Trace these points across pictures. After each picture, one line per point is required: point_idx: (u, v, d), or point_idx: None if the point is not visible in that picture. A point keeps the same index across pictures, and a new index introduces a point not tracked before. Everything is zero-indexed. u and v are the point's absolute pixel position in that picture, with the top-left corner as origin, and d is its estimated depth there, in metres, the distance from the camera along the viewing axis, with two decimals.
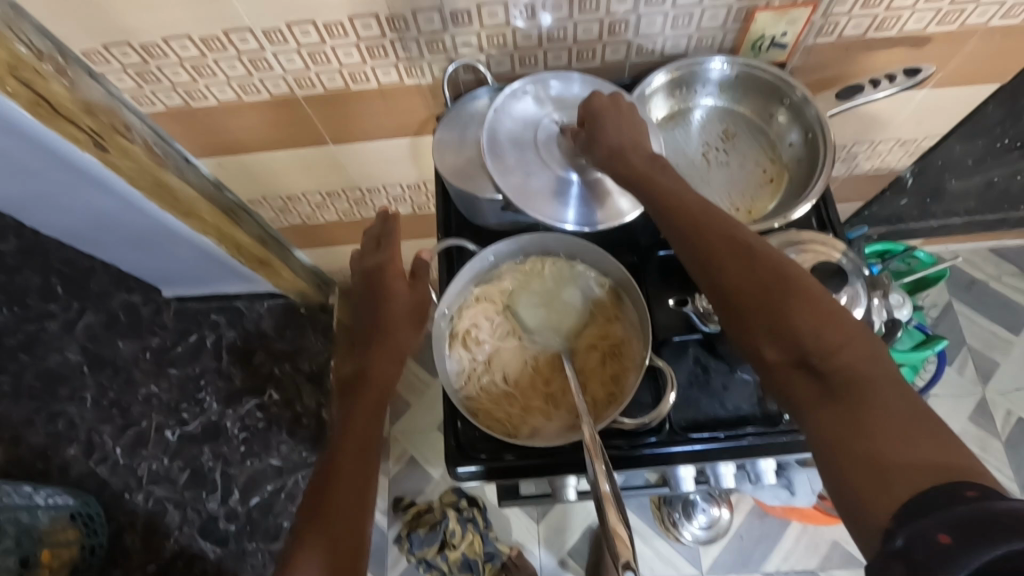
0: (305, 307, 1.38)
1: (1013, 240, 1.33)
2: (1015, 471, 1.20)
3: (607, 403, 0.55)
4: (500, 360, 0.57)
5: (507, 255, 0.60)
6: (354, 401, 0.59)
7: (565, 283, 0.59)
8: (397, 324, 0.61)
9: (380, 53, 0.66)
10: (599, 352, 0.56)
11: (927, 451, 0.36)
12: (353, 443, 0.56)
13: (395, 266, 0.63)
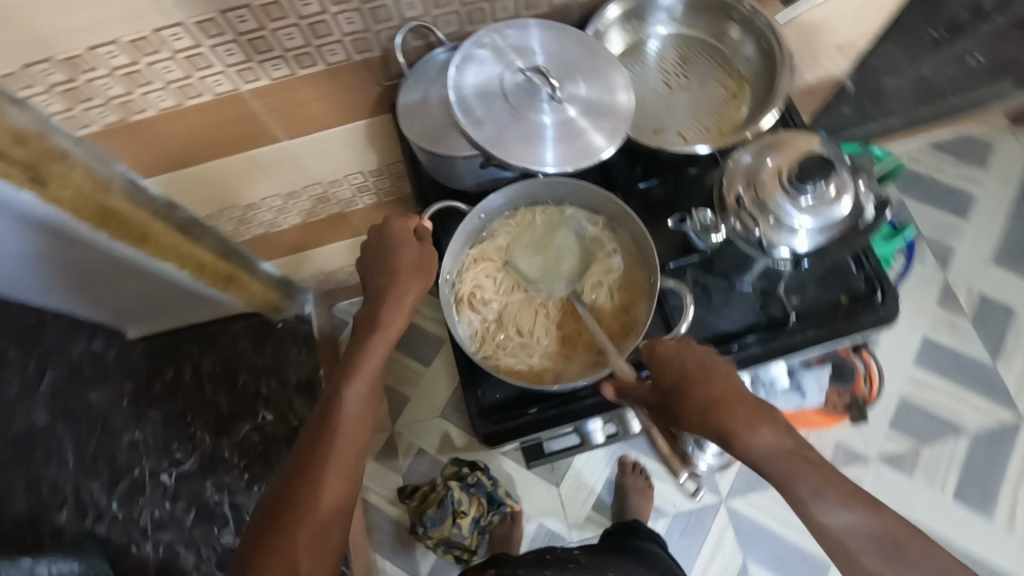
0: (282, 320, 1.34)
1: (949, 131, 1.41)
2: (984, 343, 1.29)
3: (622, 333, 0.59)
4: (509, 314, 0.61)
5: (496, 211, 0.62)
6: (356, 359, 0.59)
7: (556, 228, 0.62)
8: (404, 279, 0.60)
9: (324, 30, 0.63)
10: (606, 288, 0.60)
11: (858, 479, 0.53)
12: (353, 405, 0.57)
13: (402, 223, 0.62)
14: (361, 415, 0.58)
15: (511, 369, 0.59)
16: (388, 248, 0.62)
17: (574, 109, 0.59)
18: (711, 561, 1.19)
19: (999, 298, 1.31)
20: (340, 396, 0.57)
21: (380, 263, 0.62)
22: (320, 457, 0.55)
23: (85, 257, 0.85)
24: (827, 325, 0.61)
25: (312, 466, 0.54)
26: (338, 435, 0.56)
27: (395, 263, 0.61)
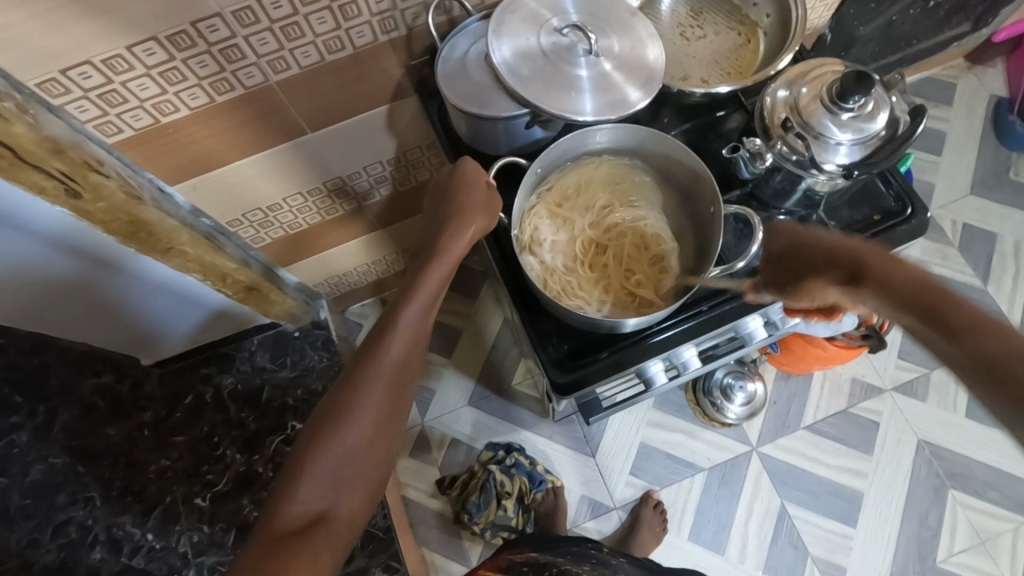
0: (299, 329, 1.30)
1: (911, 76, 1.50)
2: (973, 267, 1.36)
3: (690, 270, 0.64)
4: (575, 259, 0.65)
5: (548, 167, 0.65)
6: (417, 281, 0.62)
7: (616, 179, 0.67)
8: (471, 213, 0.62)
9: (354, 12, 0.64)
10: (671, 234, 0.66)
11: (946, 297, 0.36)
12: (408, 325, 0.61)
13: (477, 169, 0.64)
14: (414, 334, 0.62)
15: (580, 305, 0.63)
16: (460, 187, 0.64)
17: (611, 62, 0.62)
18: (752, 507, 1.23)
19: (981, 225, 1.39)
20: (398, 316, 0.61)
21: (448, 197, 0.64)
22: (374, 368, 0.59)
23: (111, 275, 0.85)
24: (864, 240, 0.65)
25: (365, 375, 0.59)
26: (392, 351, 0.60)
27: (462, 197, 0.63)
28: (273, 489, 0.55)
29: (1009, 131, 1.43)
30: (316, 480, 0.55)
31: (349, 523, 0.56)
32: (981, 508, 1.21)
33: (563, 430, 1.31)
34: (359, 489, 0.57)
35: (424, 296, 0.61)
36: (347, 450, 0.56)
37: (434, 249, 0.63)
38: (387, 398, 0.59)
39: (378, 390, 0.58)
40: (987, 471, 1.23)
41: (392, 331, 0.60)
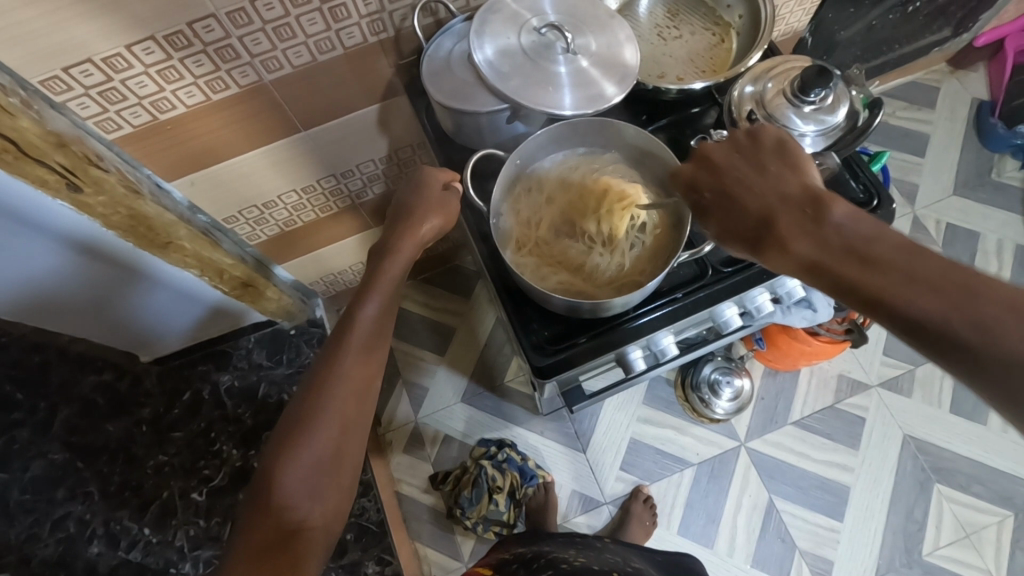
0: (294, 328, 1.31)
1: (894, 80, 1.53)
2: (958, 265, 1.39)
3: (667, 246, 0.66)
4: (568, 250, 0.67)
5: (528, 159, 0.69)
6: (375, 281, 0.65)
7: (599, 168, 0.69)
8: (425, 213, 0.66)
9: (343, 14, 0.68)
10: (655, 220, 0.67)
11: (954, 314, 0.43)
12: (369, 322, 0.63)
13: (437, 171, 0.69)
14: (374, 333, 0.64)
15: (559, 283, 0.65)
16: (422, 185, 0.68)
17: (591, 62, 0.65)
18: (740, 501, 1.25)
19: (965, 224, 1.42)
20: (360, 316, 0.63)
21: (404, 202, 0.67)
22: (338, 368, 0.60)
23: (108, 268, 0.87)
24: None
25: (330, 378, 0.60)
26: (353, 351, 0.62)
27: (417, 199, 0.67)
28: (248, 505, 0.56)
29: (990, 132, 1.46)
30: (290, 489, 0.56)
31: (327, 527, 0.57)
32: (967, 501, 1.22)
33: (554, 426, 1.33)
34: (335, 489, 0.58)
35: (381, 295, 0.64)
36: (319, 452, 0.57)
37: (387, 249, 0.66)
38: (354, 398, 0.60)
39: (344, 391, 0.60)
40: (972, 464, 1.24)
41: (353, 331, 0.62)
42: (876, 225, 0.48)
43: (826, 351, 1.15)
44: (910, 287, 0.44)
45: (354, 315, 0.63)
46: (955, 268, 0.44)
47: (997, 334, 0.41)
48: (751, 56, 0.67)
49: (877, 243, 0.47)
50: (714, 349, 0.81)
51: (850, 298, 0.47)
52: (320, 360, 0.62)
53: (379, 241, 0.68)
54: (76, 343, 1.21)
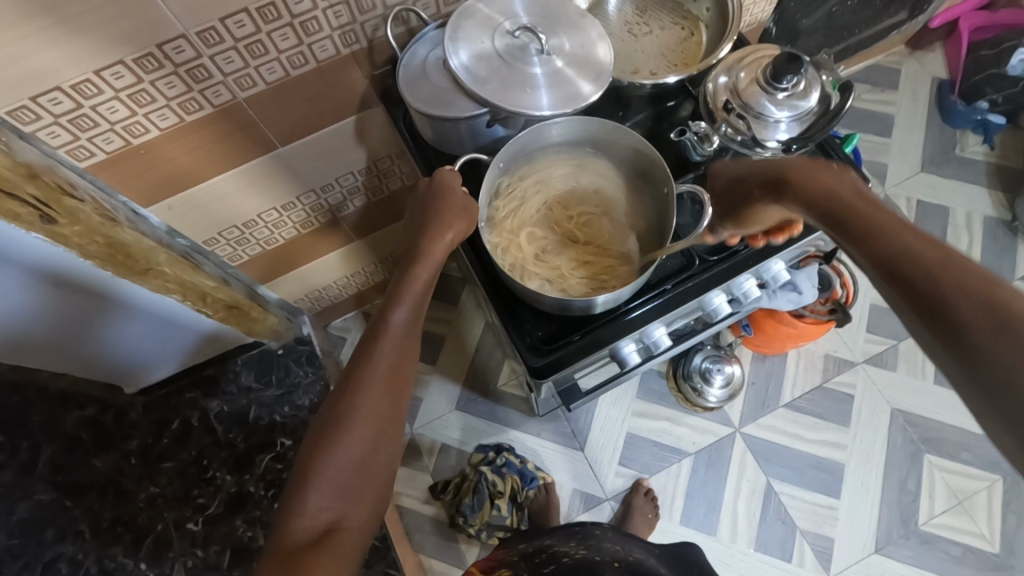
0: (282, 346, 1.30)
1: (857, 64, 1.58)
2: (931, 240, 1.43)
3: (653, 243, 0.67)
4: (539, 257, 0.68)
5: (509, 157, 0.68)
6: (403, 287, 0.63)
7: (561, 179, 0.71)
8: (442, 223, 0.64)
9: (315, 27, 0.67)
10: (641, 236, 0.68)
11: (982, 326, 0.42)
12: (399, 330, 0.62)
13: (448, 178, 0.66)
14: (406, 336, 0.63)
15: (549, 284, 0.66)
16: (437, 196, 0.65)
17: (576, 63, 0.66)
18: (739, 487, 1.26)
19: (934, 200, 1.46)
20: (387, 321, 0.62)
21: (426, 206, 0.66)
22: (368, 375, 0.60)
23: (89, 299, 0.85)
24: (811, 211, 0.70)
25: (362, 384, 0.59)
26: (385, 356, 0.61)
27: (440, 206, 0.65)
28: (278, 511, 0.56)
29: (951, 110, 1.51)
30: (325, 491, 0.55)
31: (360, 530, 0.57)
32: (956, 469, 1.25)
33: (551, 427, 1.33)
34: (367, 495, 0.58)
35: (410, 301, 0.63)
36: (351, 459, 0.57)
37: (415, 255, 0.64)
38: (386, 403, 0.60)
39: (378, 395, 0.59)
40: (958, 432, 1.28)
41: (383, 337, 0.61)
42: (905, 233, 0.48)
43: (811, 332, 1.16)
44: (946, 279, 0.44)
45: (384, 320, 0.62)
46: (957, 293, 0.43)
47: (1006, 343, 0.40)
48: (722, 48, 0.68)
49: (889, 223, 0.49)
50: (703, 337, 0.83)
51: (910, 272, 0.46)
52: (353, 362, 0.61)
53: (406, 245, 0.66)
54: (57, 379, 1.15)
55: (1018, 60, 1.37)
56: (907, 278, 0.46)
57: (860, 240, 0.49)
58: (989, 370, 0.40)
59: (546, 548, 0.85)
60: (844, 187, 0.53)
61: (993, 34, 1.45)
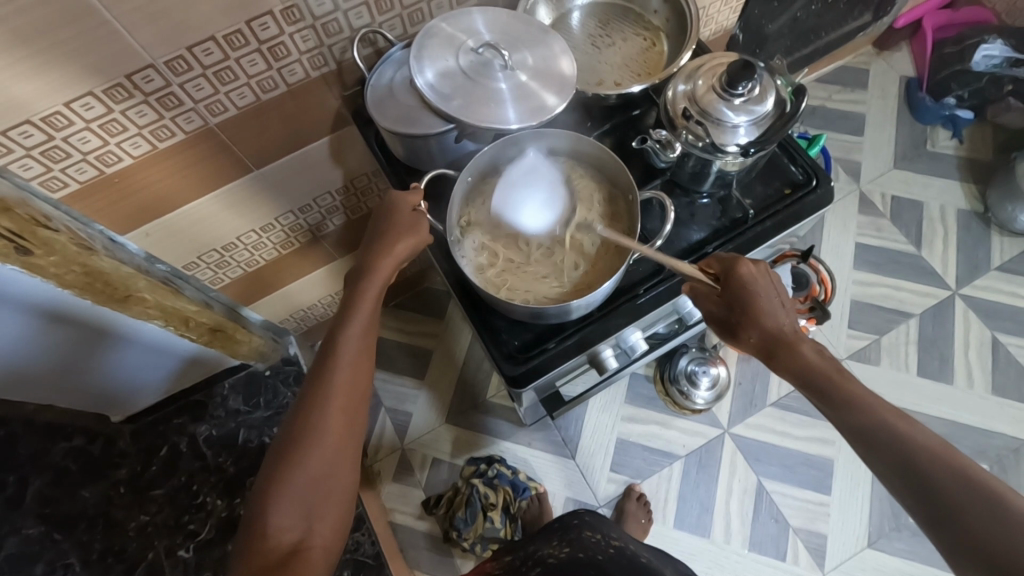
0: (269, 368, 1.30)
1: (826, 66, 1.61)
2: (907, 235, 1.45)
3: (622, 240, 0.69)
4: (517, 271, 0.69)
5: (476, 170, 0.70)
6: (353, 302, 0.64)
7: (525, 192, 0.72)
8: (395, 238, 0.65)
9: (282, 52, 0.69)
10: (612, 236, 0.69)
11: (941, 498, 0.48)
12: (353, 346, 0.62)
13: (403, 194, 0.67)
14: (358, 351, 0.63)
15: (525, 296, 0.68)
16: (389, 211, 0.67)
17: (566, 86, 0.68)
18: (731, 487, 1.27)
19: (908, 196, 1.49)
20: (338, 338, 0.62)
21: (377, 223, 0.67)
22: (323, 394, 0.60)
23: (69, 328, 0.85)
24: (777, 212, 0.72)
25: (317, 404, 0.60)
26: (340, 373, 0.62)
27: (388, 221, 0.66)
28: (242, 534, 0.57)
29: (920, 106, 1.53)
30: (287, 511, 0.56)
31: (327, 545, 0.58)
32: None
33: (541, 436, 1.33)
34: (331, 512, 0.58)
35: (362, 317, 0.63)
36: (311, 478, 0.58)
37: (364, 271, 0.65)
38: (344, 420, 0.60)
39: (334, 413, 0.60)
40: (946, 423, 1.29)
41: (337, 354, 0.62)
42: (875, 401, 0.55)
43: None
44: (917, 455, 0.51)
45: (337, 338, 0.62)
46: (933, 467, 0.50)
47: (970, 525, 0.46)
48: (683, 54, 0.70)
49: (857, 384, 0.57)
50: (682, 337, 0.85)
51: (885, 455, 0.52)
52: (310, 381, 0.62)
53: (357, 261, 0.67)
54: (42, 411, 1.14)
55: (982, 57, 1.42)
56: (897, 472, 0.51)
57: (841, 410, 0.56)
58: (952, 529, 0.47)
59: (534, 553, 0.85)
60: (821, 359, 0.59)
61: (956, 31, 1.51)
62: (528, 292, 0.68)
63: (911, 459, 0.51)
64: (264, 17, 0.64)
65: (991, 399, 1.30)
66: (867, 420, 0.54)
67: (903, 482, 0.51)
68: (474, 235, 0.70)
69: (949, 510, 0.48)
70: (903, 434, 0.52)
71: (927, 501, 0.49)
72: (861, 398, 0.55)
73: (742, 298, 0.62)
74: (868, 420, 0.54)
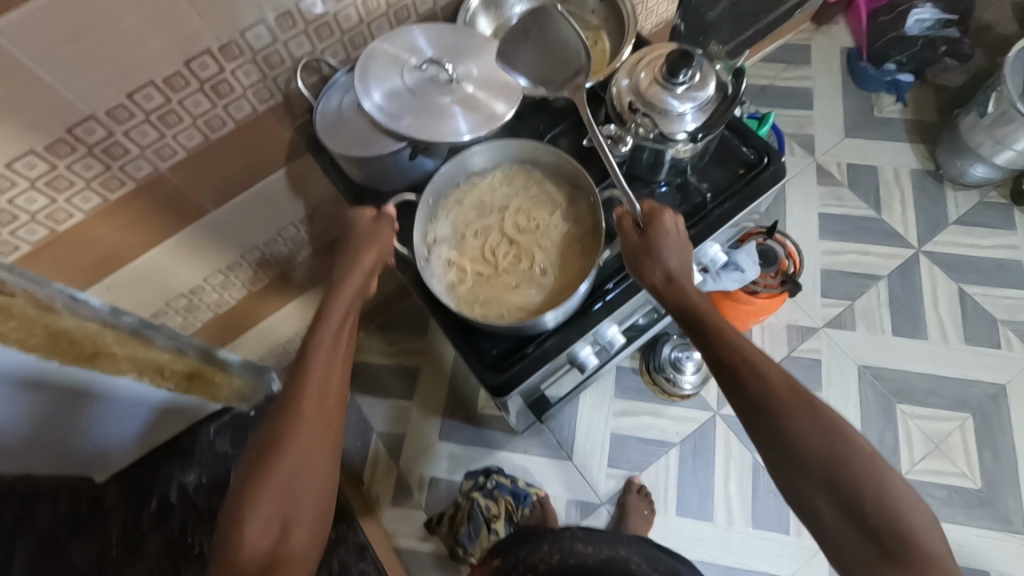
0: (254, 409, 1.26)
1: (769, 46, 1.65)
2: (865, 200, 1.49)
3: (589, 237, 0.70)
4: (484, 283, 0.69)
5: (435, 185, 0.71)
6: (325, 311, 0.64)
7: (488, 201, 0.73)
8: (364, 248, 0.66)
9: (226, 89, 0.68)
10: (578, 237, 0.70)
11: (771, 420, 0.57)
12: (325, 353, 0.62)
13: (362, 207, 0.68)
14: (335, 358, 0.63)
15: (500, 310, 0.68)
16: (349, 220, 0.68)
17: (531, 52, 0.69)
18: (728, 468, 1.28)
19: (863, 162, 1.53)
20: (309, 348, 0.62)
21: (347, 235, 0.68)
22: (296, 402, 0.59)
23: (44, 392, 0.84)
24: (734, 191, 0.74)
25: (290, 411, 0.59)
26: (311, 381, 0.60)
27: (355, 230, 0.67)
28: (217, 546, 0.56)
29: (863, 75, 1.58)
30: (261, 520, 0.56)
31: (304, 552, 0.57)
32: (927, 413, 1.29)
33: (536, 441, 1.33)
34: (307, 518, 0.58)
35: (332, 325, 0.63)
36: (285, 486, 0.57)
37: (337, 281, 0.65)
38: (317, 426, 0.60)
39: (307, 420, 0.59)
40: (925, 378, 1.32)
41: (307, 366, 0.61)
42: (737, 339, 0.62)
43: (769, 305, 1.15)
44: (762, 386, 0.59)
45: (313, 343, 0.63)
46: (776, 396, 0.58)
47: (791, 439, 0.56)
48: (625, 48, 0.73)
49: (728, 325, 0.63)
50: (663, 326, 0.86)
51: (736, 386, 0.60)
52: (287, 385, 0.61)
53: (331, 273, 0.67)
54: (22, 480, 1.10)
55: (914, 22, 1.48)
56: (744, 401, 0.59)
57: (709, 347, 0.63)
58: (772, 440, 0.57)
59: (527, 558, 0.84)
60: (703, 303, 0.64)
61: None
62: (502, 305, 0.68)
63: (752, 390, 0.59)
64: (203, 56, 0.63)
65: (965, 350, 1.34)
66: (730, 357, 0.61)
67: (748, 410, 0.59)
68: (440, 250, 0.70)
69: (780, 432, 0.57)
70: (756, 367, 0.59)
71: (765, 428, 0.58)
72: (731, 337, 0.61)
73: (658, 244, 0.65)
74: (732, 359, 0.61)
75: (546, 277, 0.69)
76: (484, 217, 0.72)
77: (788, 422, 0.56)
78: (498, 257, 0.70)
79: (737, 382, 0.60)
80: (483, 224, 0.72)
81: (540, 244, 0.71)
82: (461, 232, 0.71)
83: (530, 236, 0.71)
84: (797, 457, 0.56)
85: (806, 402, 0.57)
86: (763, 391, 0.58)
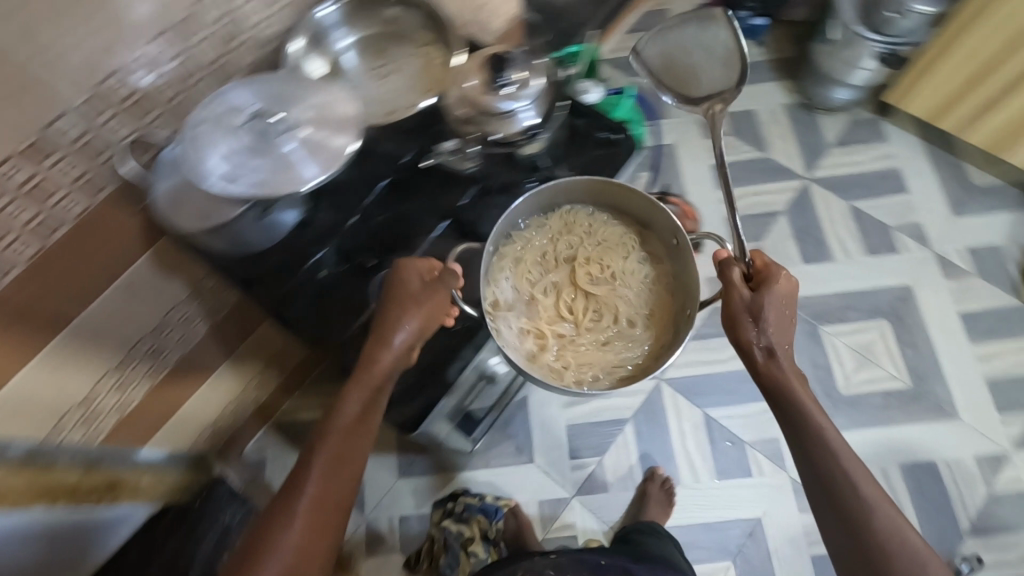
0: (198, 499, 1.12)
1: (630, 17, 1.70)
2: (751, 143, 1.55)
3: (661, 250, 0.85)
4: (569, 348, 0.80)
5: (500, 239, 0.82)
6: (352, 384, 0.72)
7: (554, 255, 0.84)
8: (403, 305, 0.71)
9: (49, 189, 0.65)
10: (658, 272, 0.84)
11: (849, 511, 0.68)
12: (344, 424, 0.71)
13: (413, 265, 0.72)
14: (364, 420, 0.72)
15: (591, 369, 0.79)
16: (396, 278, 0.73)
17: (670, 46, 0.98)
18: (682, 429, 1.31)
19: (740, 108, 1.59)
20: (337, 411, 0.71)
21: (388, 299, 0.72)
22: (314, 465, 0.68)
23: None
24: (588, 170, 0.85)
25: (306, 476, 0.67)
26: (328, 448, 0.69)
27: (398, 291, 0.72)
28: None
29: None
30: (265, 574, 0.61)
31: None
32: (848, 329, 1.36)
33: (496, 453, 1.32)
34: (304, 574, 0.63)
35: (358, 396, 0.71)
36: (289, 540, 0.63)
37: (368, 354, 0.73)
38: (327, 486, 0.67)
39: (318, 481, 0.67)
40: (840, 296, 1.39)
41: (327, 436, 0.70)
42: (820, 425, 0.72)
43: None
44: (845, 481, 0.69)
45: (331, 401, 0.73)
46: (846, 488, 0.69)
47: (856, 524, 0.67)
48: (715, 56, 0.95)
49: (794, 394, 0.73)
50: None
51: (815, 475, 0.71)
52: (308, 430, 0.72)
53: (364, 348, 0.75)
54: None
55: None
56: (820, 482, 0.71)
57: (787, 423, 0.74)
58: (839, 515, 0.69)
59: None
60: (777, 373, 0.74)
61: None
62: (589, 358, 0.79)
63: (834, 488, 0.70)
64: (10, 162, 0.60)
65: (870, 261, 1.41)
66: (807, 445, 0.72)
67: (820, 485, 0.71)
68: (512, 319, 0.78)
69: (846, 513, 0.68)
70: (838, 466, 0.70)
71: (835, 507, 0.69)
72: (813, 423, 0.72)
73: (756, 306, 0.74)
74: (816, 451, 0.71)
75: (622, 326, 0.81)
76: (550, 270, 0.83)
77: (858, 512, 0.68)
78: (573, 311, 0.81)
79: (815, 465, 0.71)
80: (548, 282, 0.82)
81: (619, 283, 0.83)
82: (527, 295, 0.81)
83: (613, 284, 0.83)
84: (856, 532, 0.67)
85: (899, 534, 0.66)
86: (839, 477, 0.70)
